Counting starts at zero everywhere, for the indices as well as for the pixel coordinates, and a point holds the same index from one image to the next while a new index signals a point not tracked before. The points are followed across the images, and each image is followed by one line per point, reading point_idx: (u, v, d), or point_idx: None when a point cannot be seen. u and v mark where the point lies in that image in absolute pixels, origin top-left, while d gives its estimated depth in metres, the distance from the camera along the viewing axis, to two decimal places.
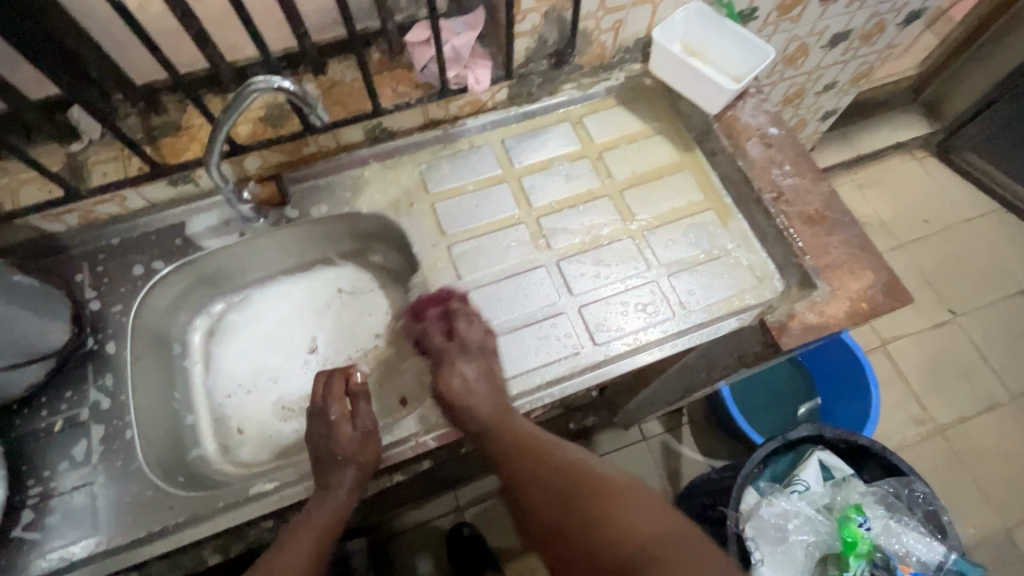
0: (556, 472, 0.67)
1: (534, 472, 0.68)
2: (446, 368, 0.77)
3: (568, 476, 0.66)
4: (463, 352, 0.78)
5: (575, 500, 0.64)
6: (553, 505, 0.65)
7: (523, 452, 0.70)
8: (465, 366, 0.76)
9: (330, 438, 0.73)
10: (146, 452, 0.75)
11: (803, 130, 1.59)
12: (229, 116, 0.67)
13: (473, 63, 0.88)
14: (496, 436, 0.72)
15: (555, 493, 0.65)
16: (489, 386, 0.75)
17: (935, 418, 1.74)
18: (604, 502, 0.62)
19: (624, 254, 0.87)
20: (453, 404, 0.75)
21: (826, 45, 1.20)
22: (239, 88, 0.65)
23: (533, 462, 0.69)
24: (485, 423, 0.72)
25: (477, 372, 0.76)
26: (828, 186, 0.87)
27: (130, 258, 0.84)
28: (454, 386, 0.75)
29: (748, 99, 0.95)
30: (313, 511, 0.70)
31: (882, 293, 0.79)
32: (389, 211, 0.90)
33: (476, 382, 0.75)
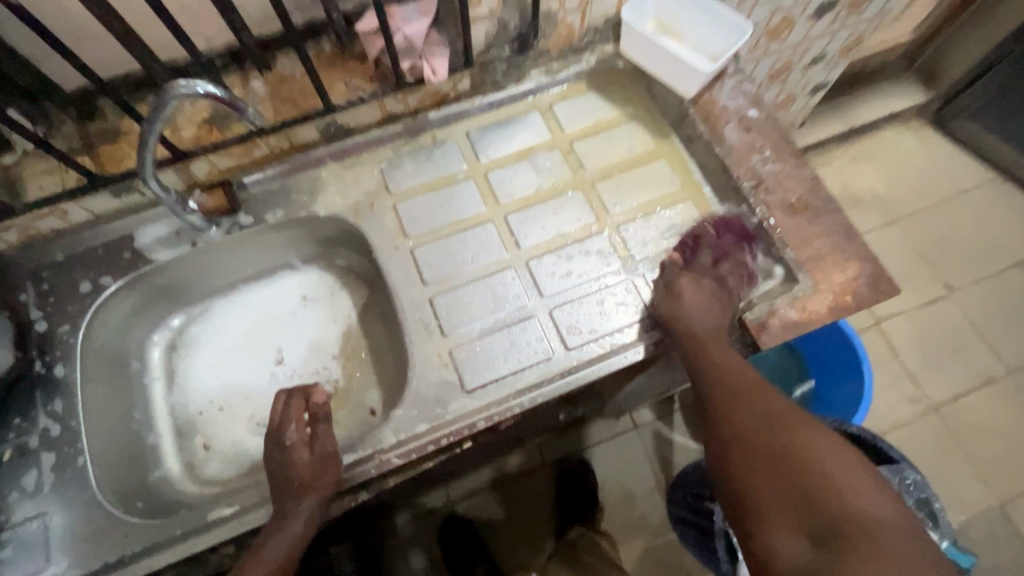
0: (774, 409, 0.67)
1: (756, 404, 0.68)
2: (691, 277, 0.77)
3: (792, 422, 0.65)
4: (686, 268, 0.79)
5: (804, 438, 0.63)
6: (779, 439, 0.64)
7: (738, 383, 0.70)
8: (709, 283, 0.77)
9: (285, 463, 0.70)
10: (100, 479, 0.71)
11: (792, 106, 1.53)
12: (156, 122, 0.61)
13: (429, 51, 0.81)
14: (706, 352, 0.73)
15: (760, 426, 0.66)
16: (708, 303, 0.75)
17: (929, 396, 1.72)
18: (814, 447, 0.62)
19: (598, 250, 0.83)
20: (665, 298, 0.76)
21: (813, 16, 1.13)
22: (159, 95, 0.58)
23: (742, 397, 0.69)
24: (702, 336, 0.73)
25: (712, 294, 0.76)
26: (810, 171, 0.82)
27: (77, 274, 0.80)
28: (686, 292, 0.75)
29: (726, 80, 0.89)
30: (267, 543, 0.66)
31: (868, 285, 0.74)
32: (348, 214, 0.85)
33: (710, 299, 0.75)
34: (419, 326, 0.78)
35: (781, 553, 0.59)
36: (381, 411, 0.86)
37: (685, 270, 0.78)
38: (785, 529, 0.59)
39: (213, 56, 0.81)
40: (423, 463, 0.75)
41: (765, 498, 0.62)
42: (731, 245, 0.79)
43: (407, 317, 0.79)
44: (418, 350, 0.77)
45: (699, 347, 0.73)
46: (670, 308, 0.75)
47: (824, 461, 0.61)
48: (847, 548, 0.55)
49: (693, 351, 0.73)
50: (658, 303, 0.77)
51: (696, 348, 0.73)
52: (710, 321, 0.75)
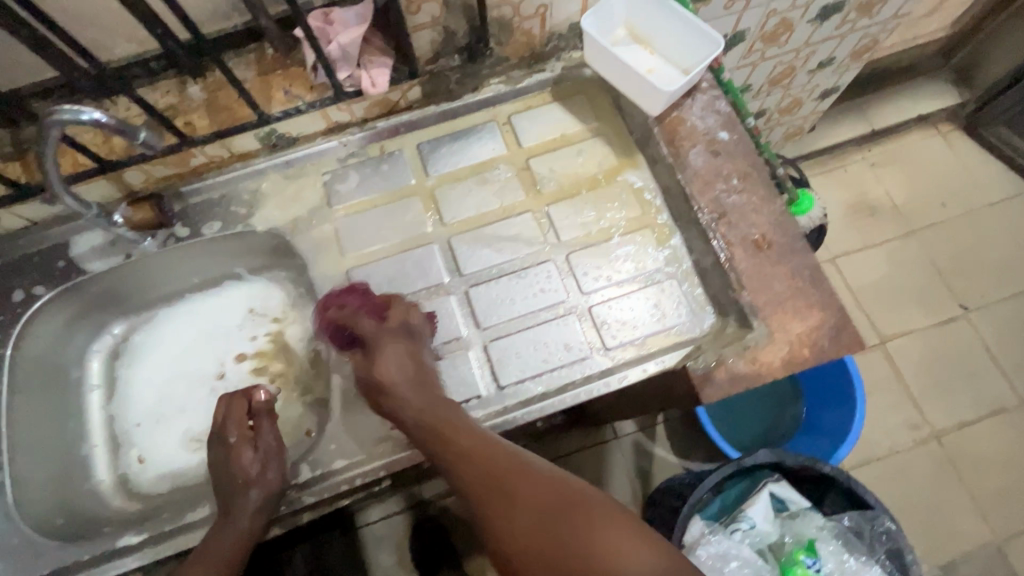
0: (528, 486, 0.55)
1: (510, 493, 0.55)
2: (381, 357, 0.68)
3: (544, 497, 0.54)
4: (392, 335, 0.70)
5: (563, 513, 0.53)
6: (538, 528, 0.53)
7: (489, 476, 0.57)
8: (403, 350, 0.69)
9: (229, 463, 0.69)
10: (19, 495, 0.72)
11: (799, 110, 1.42)
12: (49, 137, 0.59)
13: (368, 62, 0.76)
14: (450, 440, 0.60)
15: (510, 511, 0.54)
16: (421, 373, 0.68)
17: (931, 424, 1.58)
18: (577, 516, 0.53)
19: (544, 281, 0.78)
20: (388, 390, 0.66)
21: (814, 19, 1.03)
22: (42, 122, 0.57)
23: (495, 480, 0.57)
24: (428, 419, 0.63)
25: (411, 360, 0.68)
26: (781, 204, 0.74)
27: (11, 283, 0.79)
28: (392, 376, 0.67)
29: (699, 96, 0.81)
30: (210, 545, 0.65)
31: (829, 337, 0.68)
32: (286, 229, 0.81)
33: (412, 372, 0.67)
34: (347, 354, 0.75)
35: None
36: (309, 436, 0.82)
37: (376, 352, 0.69)
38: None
39: (149, 60, 0.76)
40: (338, 500, 0.72)
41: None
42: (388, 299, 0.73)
43: None
44: None
45: (446, 432, 0.61)
46: (391, 398, 0.66)
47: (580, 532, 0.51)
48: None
49: (440, 442, 0.61)
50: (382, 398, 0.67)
51: (434, 434, 0.62)
52: (427, 394, 0.65)
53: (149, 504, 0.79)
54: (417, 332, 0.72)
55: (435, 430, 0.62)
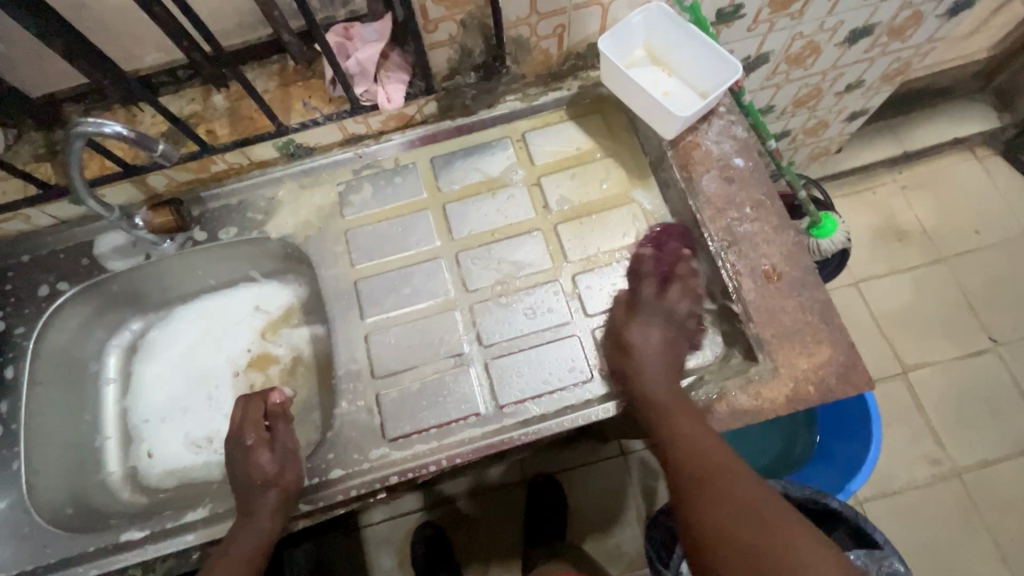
0: (747, 491, 0.58)
1: (711, 481, 0.60)
2: (639, 324, 0.71)
3: (750, 496, 0.58)
4: (657, 311, 0.72)
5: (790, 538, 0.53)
6: (737, 517, 0.57)
7: (690, 461, 0.62)
8: (660, 328, 0.72)
9: (246, 464, 0.71)
10: (33, 483, 0.75)
11: (825, 132, 1.38)
12: (72, 148, 0.62)
13: (385, 77, 0.77)
14: (676, 424, 0.64)
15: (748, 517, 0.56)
16: (666, 351, 0.71)
17: (953, 458, 1.53)
18: (801, 544, 0.53)
19: (550, 300, 0.78)
20: (630, 351, 0.70)
21: (843, 42, 1.00)
22: (68, 128, 0.59)
23: (711, 473, 0.60)
24: (661, 400, 0.67)
25: (663, 340, 0.71)
26: (794, 235, 0.73)
27: (37, 278, 0.82)
28: (649, 345, 0.70)
29: (716, 120, 0.80)
30: (235, 541, 0.67)
31: (837, 375, 0.66)
32: (298, 237, 0.83)
33: (664, 350, 0.71)
34: (350, 364, 0.76)
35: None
36: (310, 441, 0.83)
37: (649, 320, 0.71)
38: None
39: (176, 69, 0.79)
40: (331, 510, 0.72)
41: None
42: (682, 270, 0.75)
43: (341, 353, 0.77)
44: (347, 391, 0.75)
45: (660, 418, 0.66)
46: (632, 363, 0.69)
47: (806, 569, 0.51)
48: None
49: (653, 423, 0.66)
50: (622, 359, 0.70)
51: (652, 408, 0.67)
52: (670, 373, 0.69)
53: (156, 498, 0.82)
54: (685, 319, 0.74)
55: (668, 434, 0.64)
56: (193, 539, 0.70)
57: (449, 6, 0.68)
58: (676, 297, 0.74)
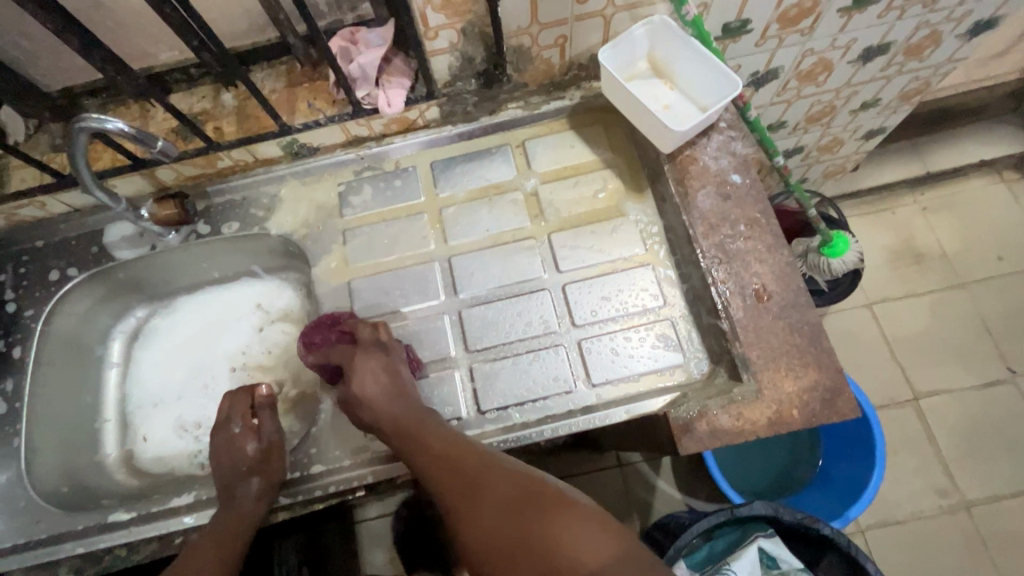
0: (507, 490, 0.56)
1: (482, 481, 0.58)
2: (359, 375, 0.70)
3: (508, 488, 0.57)
4: (368, 354, 0.72)
5: (544, 518, 0.52)
6: (500, 513, 0.55)
7: (458, 473, 0.60)
8: (377, 365, 0.71)
9: (232, 451, 0.74)
10: (31, 460, 0.77)
11: (840, 149, 1.36)
12: (78, 143, 0.65)
13: (387, 82, 0.78)
14: (426, 451, 0.63)
15: (512, 515, 0.54)
16: (393, 387, 0.69)
17: (961, 491, 1.48)
18: (556, 522, 0.52)
19: (539, 308, 0.78)
20: (364, 407, 0.69)
21: (857, 59, 0.98)
22: (71, 124, 0.61)
23: (473, 482, 0.58)
24: (398, 424, 0.66)
25: (388, 373, 0.71)
26: (787, 254, 0.72)
27: (49, 263, 0.85)
28: (372, 391, 0.69)
29: (716, 135, 0.79)
30: (216, 525, 0.68)
31: (823, 400, 0.65)
32: (297, 235, 0.85)
33: (388, 385, 0.70)
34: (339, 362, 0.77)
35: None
36: (298, 435, 0.84)
37: (351, 371, 0.71)
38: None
39: (189, 67, 0.82)
40: (315, 504, 0.73)
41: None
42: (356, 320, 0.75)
43: None
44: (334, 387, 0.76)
45: (416, 441, 0.64)
46: (367, 415, 0.69)
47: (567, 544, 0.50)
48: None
49: (411, 451, 0.64)
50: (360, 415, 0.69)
51: (402, 439, 0.65)
52: (397, 404, 0.68)
53: (148, 481, 0.84)
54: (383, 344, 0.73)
55: (427, 453, 0.63)
56: (182, 524, 0.72)
57: (448, 14, 0.69)
58: (372, 331, 0.74)
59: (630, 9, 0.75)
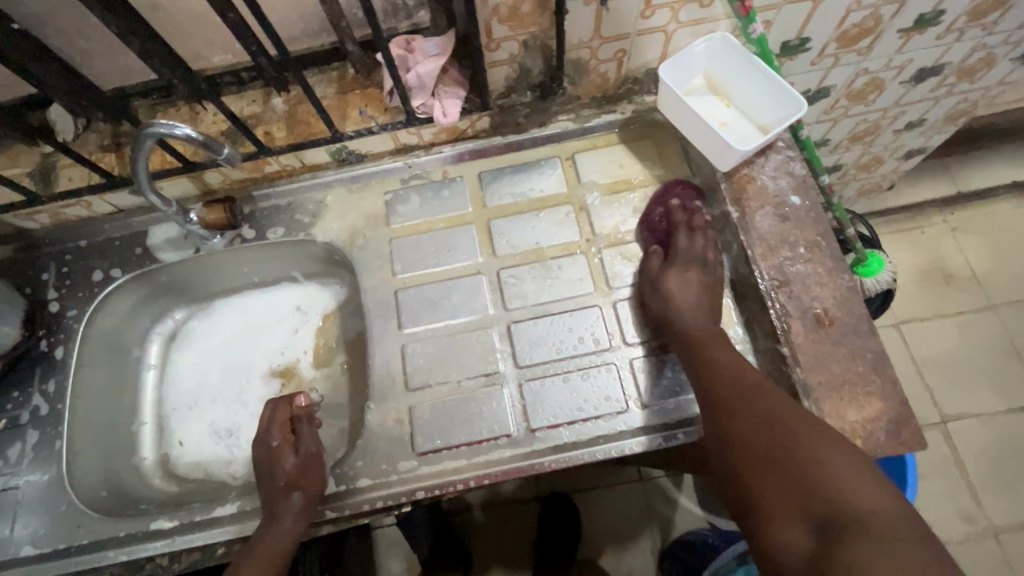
0: (781, 407, 0.60)
1: (761, 395, 0.61)
2: (676, 271, 0.73)
3: (775, 409, 0.60)
4: (687, 261, 0.74)
5: (804, 438, 0.56)
6: (761, 427, 0.59)
7: (729, 385, 0.63)
8: (695, 278, 0.73)
9: (270, 465, 0.71)
10: (72, 463, 0.77)
11: (879, 168, 1.34)
12: (142, 148, 0.65)
13: (443, 92, 0.78)
14: (707, 354, 0.67)
15: (776, 427, 0.58)
16: (696, 299, 0.71)
17: (990, 517, 1.45)
18: (816, 445, 0.55)
19: (591, 325, 0.77)
20: (672, 308, 0.71)
21: (909, 80, 0.97)
22: (140, 130, 0.62)
23: (746, 394, 0.62)
24: (695, 337, 0.69)
25: (699, 286, 0.73)
26: (848, 279, 0.70)
27: (92, 263, 0.85)
28: (679, 295, 0.71)
29: (774, 155, 0.78)
30: (262, 541, 0.67)
31: (886, 431, 0.64)
32: (343, 242, 0.84)
33: (696, 298, 0.72)
34: (385, 373, 0.76)
35: (784, 552, 0.52)
36: (336, 444, 0.83)
37: (667, 262, 0.75)
38: (790, 531, 0.52)
39: (241, 70, 0.81)
40: (359, 517, 0.72)
41: (767, 501, 0.55)
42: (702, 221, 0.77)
43: (376, 362, 0.77)
44: (379, 399, 0.75)
45: (700, 348, 0.68)
46: (662, 306, 0.72)
47: (824, 463, 0.54)
48: (860, 541, 0.47)
49: (689, 353, 0.69)
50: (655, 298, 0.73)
51: (694, 347, 0.68)
52: (700, 312, 0.71)
53: (184, 487, 0.83)
54: (711, 264, 0.75)
55: (701, 354, 0.68)
56: (224, 534, 0.71)
57: (513, 26, 0.68)
58: (692, 244, 0.75)
59: (693, 26, 0.74)
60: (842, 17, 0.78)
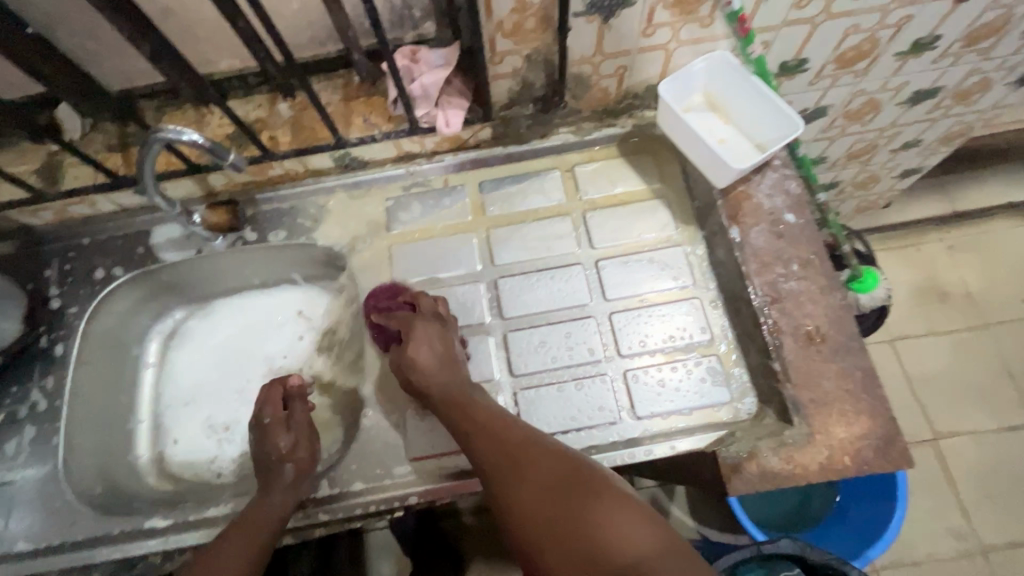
0: (551, 468, 0.58)
1: (529, 462, 0.59)
2: (409, 339, 0.72)
3: (547, 477, 0.58)
4: (427, 320, 0.74)
5: (581, 499, 0.55)
6: (542, 498, 0.57)
7: (503, 452, 0.61)
8: (435, 333, 0.73)
9: (263, 440, 0.73)
10: (69, 459, 0.77)
11: (875, 186, 1.36)
12: (149, 152, 0.66)
13: (446, 102, 0.79)
14: (466, 421, 0.65)
15: (552, 496, 0.56)
16: (443, 357, 0.71)
17: (979, 535, 1.45)
18: (594, 502, 0.55)
19: (586, 336, 0.78)
20: (422, 376, 0.69)
21: (906, 101, 0.98)
22: (147, 135, 0.63)
23: (520, 458, 0.60)
24: (449, 397, 0.68)
25: (441, 344, 0.72)
26: (840, 297, 0.71)
27: (95, 261, 0.86)
28: (422, 358, 0.70)
29: (770, 173, 0.79)
30: (248, 517, 0.67)
31: (875, 449, 0.65)
32: (343, 247, 0.85)
33: (441, 355, 0.71)
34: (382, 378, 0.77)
35: None
36: (331, 448, 0.84)
37: (404, 334, 0.73)
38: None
39: (247, 75, 0.83)
40: (352, 522, 0.72)
41: None
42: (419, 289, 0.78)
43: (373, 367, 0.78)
44: (375, 404, 0.76)
45: (461, 419, 0.65)
46: (415, 378, 0.70)
47: (603, 523, 0.53)
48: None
49: (456, 426, 0.66)
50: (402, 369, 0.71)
51: (452, 409, 0.66)
52: (447, 370, 0.70)
53: (179, 486, 0.83)
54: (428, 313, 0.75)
55: (462, 422, 0.65)
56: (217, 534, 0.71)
57: (517, 41, 0.69)
58: (433, 304, 0.76)
59: (693, 44, 0.75)
60: (841, 39, 0.79)
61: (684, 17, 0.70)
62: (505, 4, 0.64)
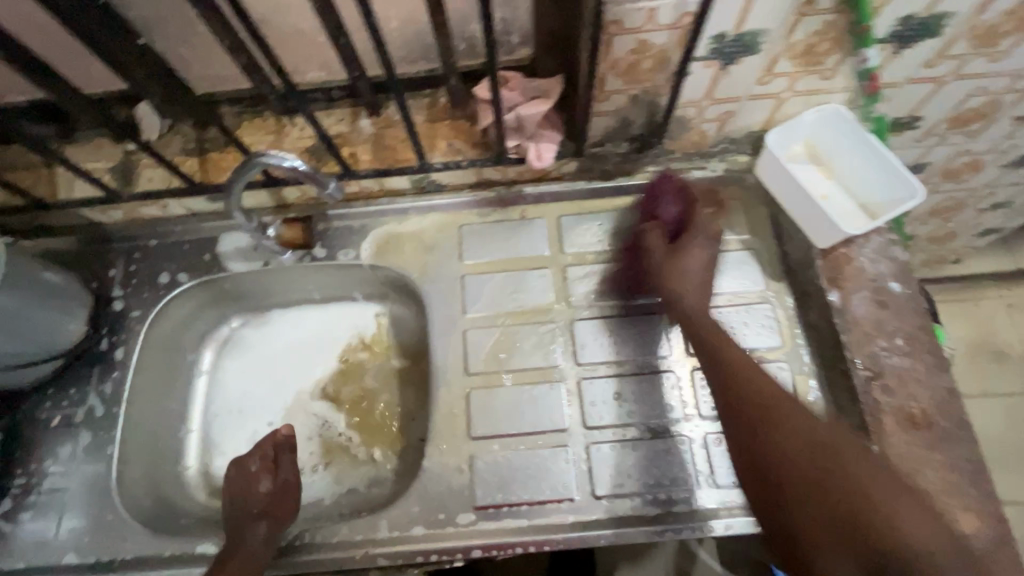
0: (816, 438, 0.58)
1: (790, 419, 0.60)
2: (687, 250, 0.72)
3: (820, 441, 0.58)
4: (700, 238, 0.73)
5: (861, 477, 0.55)
6: (811, 461, 0.57)
7: (764, 400, 0.62)
8: (706, 254, 0.73)
9: (244, 490, 0.70)
10: (121, 471, 0.75)
11: (951, 242, 1.29)
12: (243, 176, 0.66)
13: (539, 134, 0.76)
14: (731, 361, 0.65)
15: (817, 461, 0.57)
16: (705, 279, 0.72)
17: None
18: (876, 487, 0.54)
19: (665, 391, 0.74)
20: (675, 283, 0.71)
21: (1009, 164, 0.93)
22: (247, 158, 0.63)
23: (780, 414, 0.60)
24: (705, 329, 0.68)
25: (708, 268, 0.72)
26: (948, 380, 0.66)
27: (160, 265, 0.84)
28: (688, 270, 0.72)
29: (875, 235, 0.74)
30: (232, 558, 0.65)
31: (983, 552, 0.60)
32: (413, 273, 0.82)
33: (704, 273, 0.72)
34: (448, 417, 0.74)
35: None
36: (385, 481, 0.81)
37: (681, 245, 0.73)
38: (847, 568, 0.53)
39: (331, 89, 0.80)
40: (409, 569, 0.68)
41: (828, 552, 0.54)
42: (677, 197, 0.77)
43: (440, 403, 0.75)
44: (440, 443, 0.73)
45: (730, 373, 0.64)
46: (671, 290, 0.71)
47: (886, 513, 0.52)
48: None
49: (712, 370, 0.66)
50: (668, 286, 0.71)
51: (707, 347, 0.67)
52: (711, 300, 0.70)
53: None
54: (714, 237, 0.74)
55: (727, 367, 0.65)
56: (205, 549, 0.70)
57: (628, 81, 0.66)
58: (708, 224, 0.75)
59: (808, 95, 0.71)
60: (962, 100, 0.74)
61: (806, 68, 0.66)
62: (626, 44, 0.61)
